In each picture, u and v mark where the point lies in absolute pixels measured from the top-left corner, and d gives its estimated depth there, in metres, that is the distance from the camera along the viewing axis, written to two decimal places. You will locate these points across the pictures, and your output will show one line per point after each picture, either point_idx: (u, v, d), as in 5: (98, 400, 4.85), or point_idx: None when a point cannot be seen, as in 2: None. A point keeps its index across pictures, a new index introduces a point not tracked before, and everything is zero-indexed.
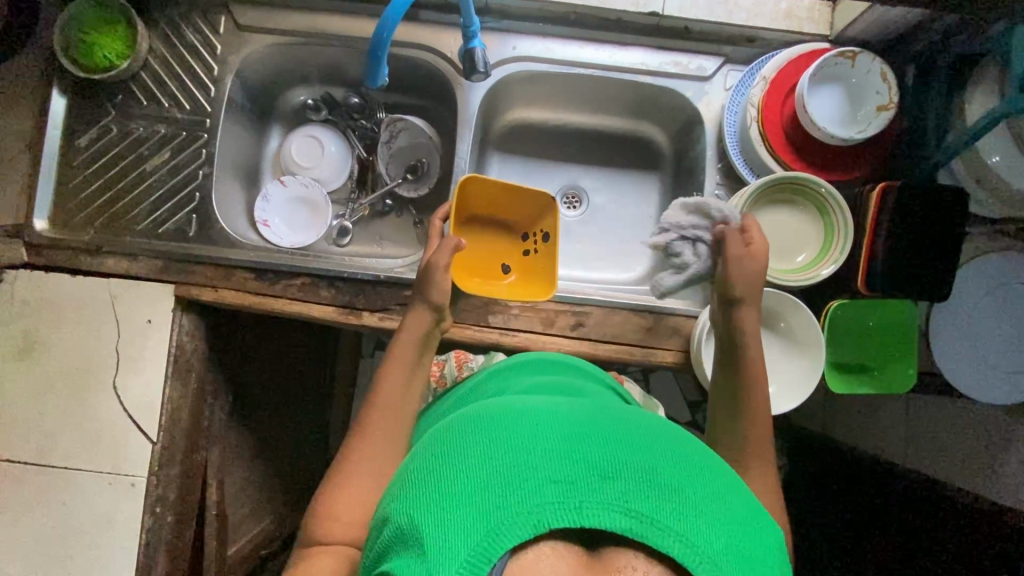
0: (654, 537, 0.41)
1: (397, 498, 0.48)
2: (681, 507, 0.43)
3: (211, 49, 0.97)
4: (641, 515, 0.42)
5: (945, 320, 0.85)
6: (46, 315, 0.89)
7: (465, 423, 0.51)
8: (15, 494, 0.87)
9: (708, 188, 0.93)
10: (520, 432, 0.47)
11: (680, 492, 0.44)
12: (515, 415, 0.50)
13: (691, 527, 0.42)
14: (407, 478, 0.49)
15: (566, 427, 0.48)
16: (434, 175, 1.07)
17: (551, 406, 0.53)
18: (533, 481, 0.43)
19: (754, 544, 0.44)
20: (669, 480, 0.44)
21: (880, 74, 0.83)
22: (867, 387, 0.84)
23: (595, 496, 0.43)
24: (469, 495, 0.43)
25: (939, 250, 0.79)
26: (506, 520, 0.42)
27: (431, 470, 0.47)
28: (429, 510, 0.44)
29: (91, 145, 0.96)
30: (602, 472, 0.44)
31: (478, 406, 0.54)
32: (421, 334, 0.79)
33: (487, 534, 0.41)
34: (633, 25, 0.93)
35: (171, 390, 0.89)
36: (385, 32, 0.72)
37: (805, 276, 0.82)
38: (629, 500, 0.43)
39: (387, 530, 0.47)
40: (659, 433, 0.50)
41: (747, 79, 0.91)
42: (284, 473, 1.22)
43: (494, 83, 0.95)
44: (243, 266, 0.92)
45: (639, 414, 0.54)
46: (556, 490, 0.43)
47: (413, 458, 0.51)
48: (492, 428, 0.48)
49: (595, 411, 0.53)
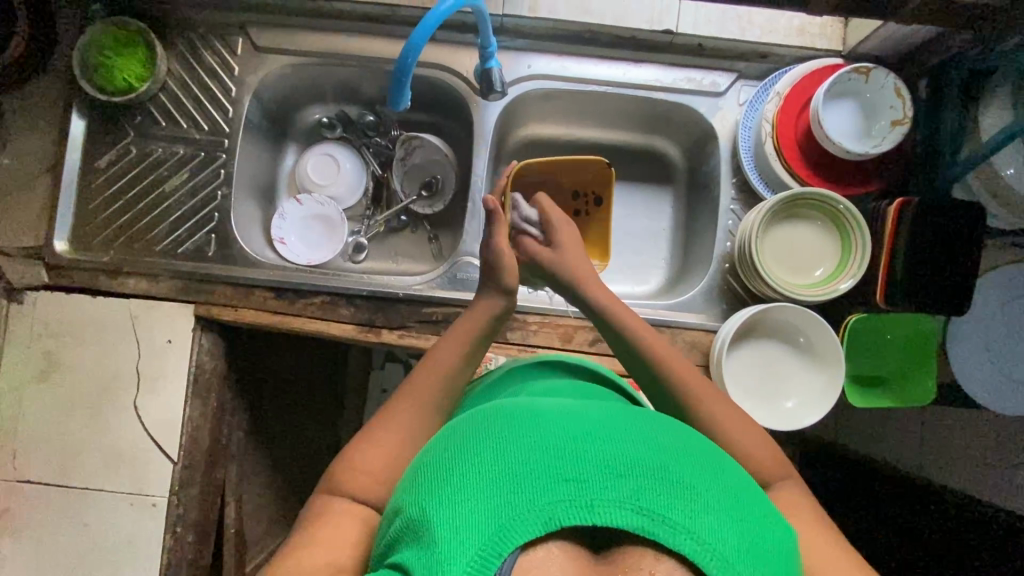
0: (664, 534, 0.41)
1: (409, 493, 0.48)
2: (692, 505, 0.43)
3: (230, 71, 0.97)
4: (653, 513, 0.42)
5: (963, 329, 0.85)
6: (67, 336, 0.90)
7: (480, 421, 0.51)
8: (35, 514, 0.88)
9: (724, 203, 0.94)
10: (533, 432, 0.47)
11: (692, 492, 0.44)
12: (528, 415, 0.50)
13: (702, 525, 0.42)
14: (419, 472, 0.49)
15: (578, 426, 0.48)
16: (449, 191, 1.07)
17: (565, 406, 0.53)
18: (545, 478, 0.43)
19: (763, 541, 0.44)
20: (681, 480, 0.44)
21: (894, 91, 0.84)
22: (885, 399, 0.85)
23: (607, 495, 0.43)
24: (483, 492, 0.44)
25: (959, 268, 0.80)
26: (518, 515, 0.42)
27: (444, 467, 0.47)
28: (443, 505, 0.44)
29: (110, 166, 0.96)
30: (615, 469, 0.44)
31: (490, 405, 0.54)
32: (484, 322, 0.75)
33: (499, 530, 0.41)
34: (646, 42, 0.94)
35: (191, 410, 0.90)
36: (409, 56, 0.73)
37: (823, 291, 0.82)
38: (641, 498, 0.42)
39: (398, 524, 0.47)
40: (670, 435, 0.50)
41: (761, 94, 0.92)
42: (301, 488, 1.22)
43: (510, 101, 0.97)
44: (262, 286, 0.93)
45: (651, 415, 0.54)
46: (569, 488, 0.43)
47: (425, 455, 0.51)
48: (508, 427, 0.48)
49: (607, 411, 0.53)
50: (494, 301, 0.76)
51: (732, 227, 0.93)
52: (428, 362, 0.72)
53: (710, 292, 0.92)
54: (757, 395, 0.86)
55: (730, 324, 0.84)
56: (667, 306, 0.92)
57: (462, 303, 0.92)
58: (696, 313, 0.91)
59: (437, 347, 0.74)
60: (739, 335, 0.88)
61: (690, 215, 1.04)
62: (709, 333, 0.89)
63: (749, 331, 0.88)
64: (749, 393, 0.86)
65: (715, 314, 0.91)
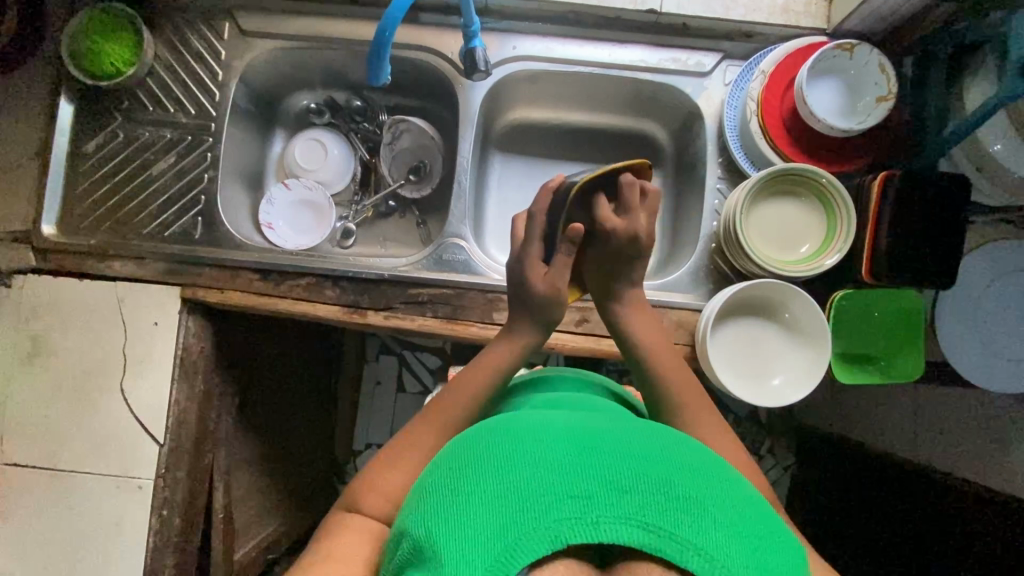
0: (671, 550, 0.41)
1: (414, 511, 0.47)
2: (698, 518, 0.42)
3: (216, 54, 0.98)
4: (658, 530, 0.41)
5: (950, 306, 0.85)
6: (54, 319, 0.90)
7: (483, 435, 0.50)
8: (21, 497, 0.88)
9: (710, 183, 0.93)
10: (537, 447, 0.47)
11: (697, 504, 0.43)
12: (531, 430, 0.49)
13: (709, 540, 0.41)
14: (423, 488, 0.49)
15: (581, 442, 0.47)
16: (437, 175, 1.08)
17: (569, 419, 0.52)
18: (550, 495, 0.43)
19: (773, 555, 0.43)
20: (687, 494, 0.44)
21: (878, 66, 0.84)
22: (875, 377, 0.84)
23: (611, 511, 0.42)
24: (487, 511, 0.43)
25: (944, 240, 0.79)
26: (523, 534, 0.41)
27: (448, 485, 0.46)
28: (448, 525, 0.43)
29: (98, 150, 0.97)
30: (619, 486, 0.43)
31: (493, 419, 0.54)
32: (518, 354, 0.74)
33: (504, 549, 0.41)
34: (631, 23, 0.94)
35: (178, 392, 0.90)
36: (387, 31, 0.73)
37: (809, 267, 0.82)
38: (646, 514, 0.42)
39: (403, 544, 0.47)
40: (675, 449, 0.49)
41: (745, 74, 0.92)
42: (291, 475, 1.22)
43: (495, 83, 0.97)
44: (248, 267, 0.93)
45: (656, 428, 0.53)
46: (574, 505, 0.42)
47: (429, 471, 0.51)
48: (511, 442, 0.48)
49: (611, 423, 0.52)
50: (527, 330, 0.74)
51: (718, 207, 0.93)
52: (456, 384, 0.71)
53: (697, 273, 0.91)
54: (744, 374, 0.86)
55: (714, 302, 0.84)
56: (654, 286, 0.91)
57: (448, 285, 0.92)
58: (684, 293, 0.91)
59: (467, 370, 0.72)
60: (725, 314, 0.87)
61: (678, 198, 1.03)
62: (696, 313, 0.89)
63: (735, 310, 0.87)
64: (738, 373, 0.86)
65: (702, 294, 0.91)
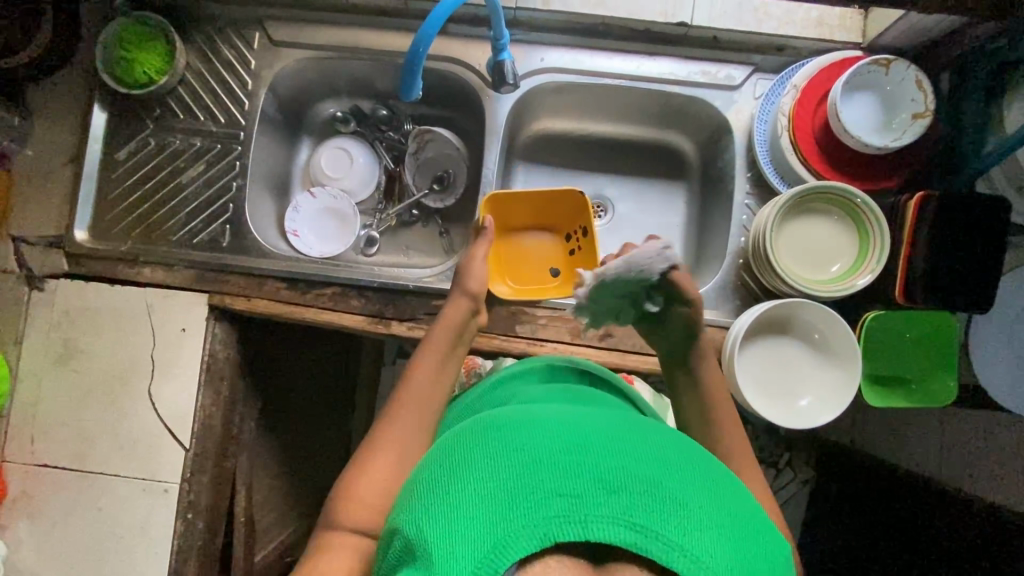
0: (657, 551, 0.40)
1: (405, 507, 0.47)
2: (686, 520, 0.42)
3: (246, 63, 0.99)
4: (646, 529, 0.41)
5: (985, 332, 0.83)
6: (85, 324, 0.92)
7: (475, 430, 0.50)
8: (50, 497, 0.90)
9: (738, 199, 0.92)
10: (528, 443, 0.46)
11: (686, 506, 0.43)
12: (521, 426, 0.48)
13: (694, 541, 0.41)
14: (415, 485, 0.48)
15: (571, 438, 0.47)
16: (460, 185, 1.08)
17: (561, 414, 0.52)
18: (539, 494, 0.42)
19: (756, 556, 0.43)
20: (675, 494, 0.43)
21: (916, 82, 0.82)
22: (904, 399, 0.83)
23: (600, 510, 0.41)
24: (477, 508, 0.43)
25: (981, 262, 0.77)
26: (511, 532, 0.41)
27: (438, 482, 0.46)
28: (435, 523, 0.43)
29: (129, 157, 0.98)
30: (607, 484, 0.43)
31: (484, 415, 0.53)
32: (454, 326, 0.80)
33: (493, 548, 0.40)
34: (661, 35, 0.93)
35: (204, 397, 0.91)
36: (421, 46, 0.73)
37: (839, 287, 0.80)
38: (634, 513, 0.41)
39: (394, 543, 0.46)
40: (666, 447, 0.48)
41: (777, 87, 0.91)
42: (311, 480, 1.23)
43: (522, 95, 0.96)
44: (275, 276, 0.94)
45: (645, 424, 0.53)
46: (563, 503, 0.42)
47: (420, 469, 0.50)
48: (501, 437, 0.47)
49: (601, 419, 0.52)
50: (461, 311, 0.81)
51: (746, 223, 0.91)
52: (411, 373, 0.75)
53: (723, 288, 0.90)
54: (772, 393, 0.85)
55: (742, 321, 0.82)
56: None
57: None
58: (709, 309, 0.90)
59: (419, 358, 0.77)
60: (750, 333, 0.86)
61: (703, 212, 1.02)
62: (723, 330, 0.88)
63: (760, 328, 0.86)
64: (765, 393, 0.85)
65: (727, 311, 0.90)
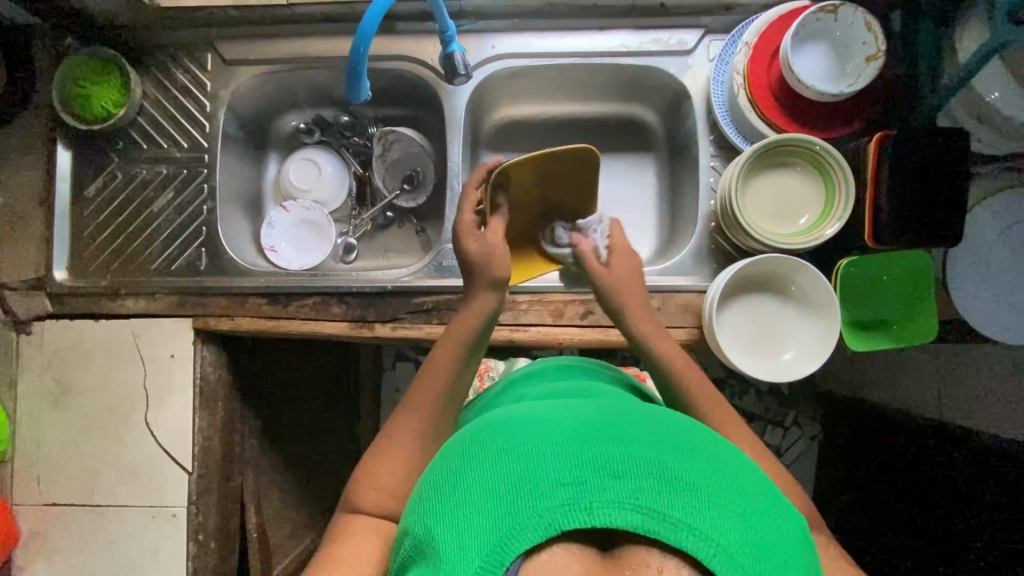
0: (665, 532, 0.40)
1: (415, 506, 0.47)
2: (694, 501, 0.41)
3: (201, 86, 0.99)
4: (653, 512, 0.40)
5: (959, 268, 0.83)
6: (75, 362, 0.93)
7: (481, 427, 0.50)
8: (63, 534, 0.91)
9: (704, 162, 0.92)
10: (531, 435, 0.45)
11: (693, 487, 0.42)
12: (527, 420, 0.48)
13: (705, 521, 0.40)
14: (425, 483, 0.48)
15: (574, 428, 0.46)
16: (430, 182, 1.08)
17: (566, 406, 0.51)
18: (543, 484, 0.42)
19: (771, 534, 0.42)
20: (682, 475, 0.43)
21: (865, 25, 0.82)
22: (886, 341, 0.83)
23: (606, 496, 0.41)
24: (484, 503, 0.42)
25: (946, 193, 0.77)
26: (519, 523, 0.41)
27: (445, 479, 0.46)
28: (445, 521, 0.43)
29: (99, 193, 0.99)
30: (613, 470, 0.42)
31: (487, 414, 0.52)
32: (447, 378, 0.69)
33: (500, 540, 0.40)
34: (609, 9, 0.93)
35: (200, 420, 0.92)
36: (361, 47, 0.74)
37: (810, 236, 0.81)
38: (640, 496, 0.41)
39: (406, 542, 0.46)
40: (670, 428, 0.47)
41: (729, 47, 0.90)
42: (320, 489, 1.24)
43: (477, 84, 0.96)
44: (255, 292, 0.95)
45: (654, 409, 0.52)
46: (567, 493, 0.41)
47: (429, 467, 0.50)
48: (506, 432, 0.47)
49: (607, 407, 0.51)
50: (448, 363, 0.70)
51: (714, 184, 0.92)
52: (396, 423, 0.68)
53: (699, 253, 0.90)
54: (760, 352, 0.86)
55: (718, 282, 0.83)
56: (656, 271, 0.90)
57: (449, 290, 0.92)
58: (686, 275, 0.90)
59: (403, 410, 0.69)
60: (734, 299, 0.86)
61: (673, 180, 1.02)
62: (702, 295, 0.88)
63: (745, 293, 0.87)
64: (754, 353, 0.85)
65: (705, 274, 0.90)
